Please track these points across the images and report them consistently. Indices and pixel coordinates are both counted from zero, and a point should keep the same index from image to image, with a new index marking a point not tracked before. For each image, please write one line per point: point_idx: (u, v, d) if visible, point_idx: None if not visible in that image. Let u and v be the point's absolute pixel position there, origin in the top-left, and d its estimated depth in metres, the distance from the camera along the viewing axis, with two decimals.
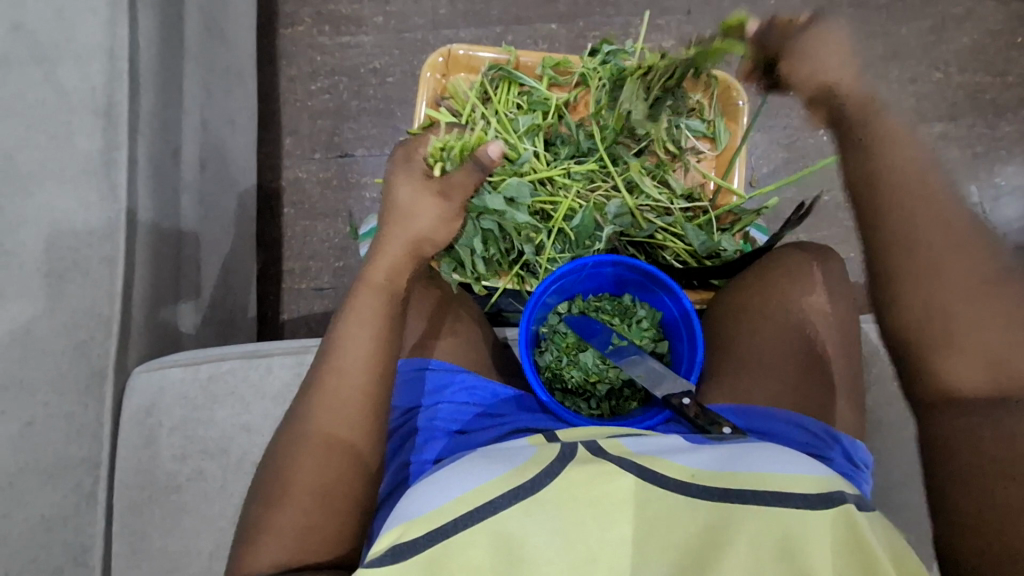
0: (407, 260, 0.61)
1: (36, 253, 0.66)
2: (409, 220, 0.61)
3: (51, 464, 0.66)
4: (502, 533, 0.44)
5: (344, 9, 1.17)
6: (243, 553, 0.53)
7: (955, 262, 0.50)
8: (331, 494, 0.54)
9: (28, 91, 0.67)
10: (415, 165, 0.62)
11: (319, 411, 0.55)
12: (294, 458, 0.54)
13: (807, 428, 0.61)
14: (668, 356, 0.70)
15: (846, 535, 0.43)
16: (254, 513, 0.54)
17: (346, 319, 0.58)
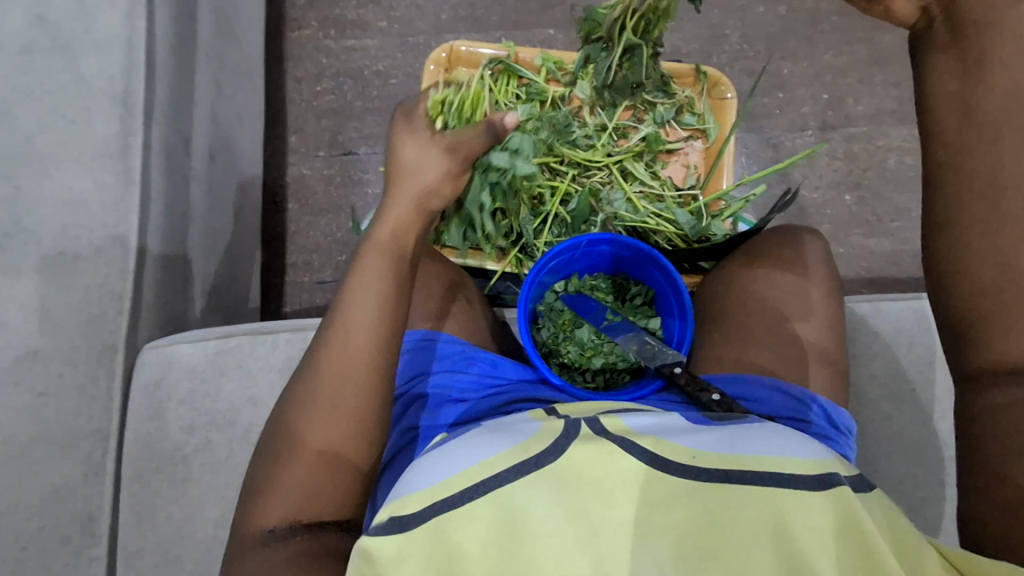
0: (414, 216, 0.63)
1: (53, 231, 0.69)
2: (416, 180, 0.63)
3: (62, 435, 0.68)
4: (506, 505, 0.42)
5: (350, 14, 1.21)
6: (252, 508, 0.54)
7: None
8: (337, 451, 0.54)
9: (50, 78, 0.71)
10: (417, 128, 0.67)
11: (327, 368, 0.55)
12: (303, 414, 0.55)
13: (791, 393, 0.63)
14: (660, 332, 0.73)
15: (844, 517, 0.42)
16: (264, 468, 0.55)
17: (354, 276, 0.58)
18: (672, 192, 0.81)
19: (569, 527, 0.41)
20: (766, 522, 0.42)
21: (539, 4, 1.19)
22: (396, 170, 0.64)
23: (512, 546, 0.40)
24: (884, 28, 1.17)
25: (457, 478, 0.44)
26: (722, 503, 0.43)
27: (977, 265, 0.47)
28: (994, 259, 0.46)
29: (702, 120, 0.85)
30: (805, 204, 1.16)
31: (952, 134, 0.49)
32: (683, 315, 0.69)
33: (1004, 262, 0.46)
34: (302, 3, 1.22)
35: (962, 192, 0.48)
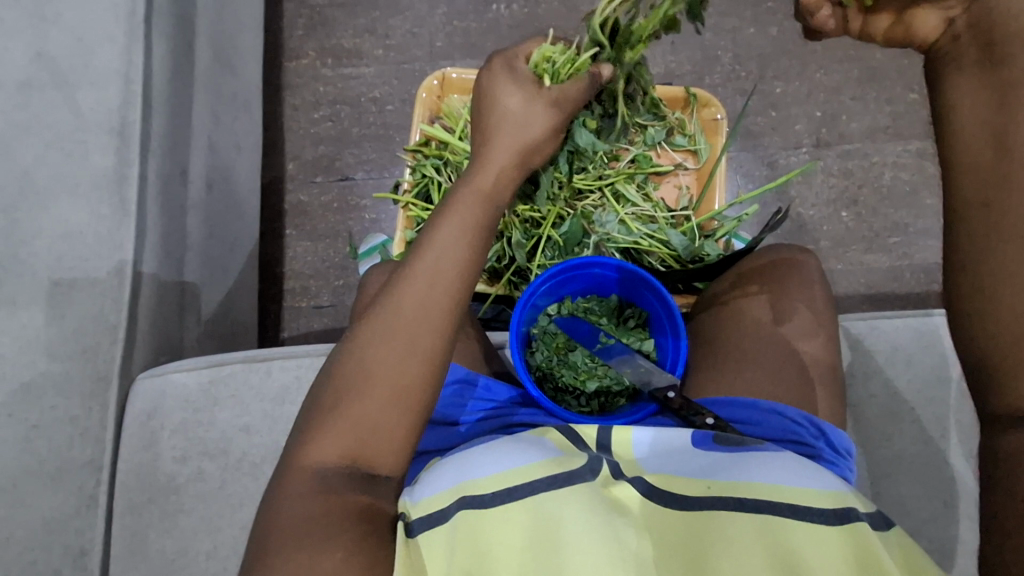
0: (512, 171, 0.58)
1: (48, 262, 0.69)
2: (521, 132, 0.58)
3: (54, 467, 0.68)
4: (539, 513, 0.47)
5: (347, 43, 1.23)
6: (307, 441, 0.50)
7: None
8: (408, 395, 0.50)
9: (49, 112, 0.72)
10: (521, 77, 0.60)
11: (408, 304, 0.51)
12: (373, 350, 0.51)
13: (791, 417, 0.62)
14: (655, 353, 0.72)
15: (856, 548, 0.44)
16: (320, 399, 0.51)
17: (446, 214, 0.54)
18: (665, 213, 0.82)
19: (598, 537, 0.45)
20: (769, 548, 0.45)
21: (532, 30, 1.21)
22: (500, 117, 0.58)
23: (544, 551, 0.44)
24: (875, 46, 1.18)
25: (488, 483, 0.48)
26: (730, 528, 0.46)
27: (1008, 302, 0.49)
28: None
29: (694, 141, 0.87)
30: (801, 221, 1.15)
31: (985, 169, 0.49)
32: (675, 329, 0.69)
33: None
34: (300, 34, 1.24)
35: (992, 239, 0.49)
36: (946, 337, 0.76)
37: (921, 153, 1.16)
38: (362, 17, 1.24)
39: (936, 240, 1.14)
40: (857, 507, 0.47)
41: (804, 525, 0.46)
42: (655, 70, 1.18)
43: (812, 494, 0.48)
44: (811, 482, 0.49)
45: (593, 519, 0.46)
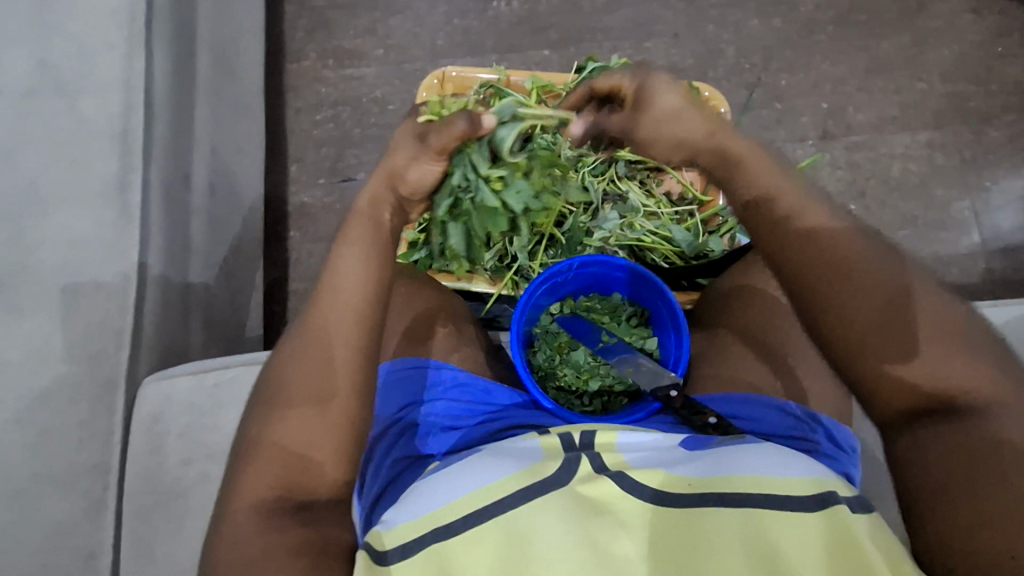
0: (388, 197, 0.57)
1: (53, 268, 0.70)
2: (387, 159, 0.56)
3: (63, 472, 0.68)
4: (512, 530, 0.46)
5: (348, 44, 1.23)
6: (240, 478, 0.53)
7: (861, 306, 0.54)
8: (328, 414, 0.53)
9: (53, 120, 0.72)
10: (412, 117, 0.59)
11: (311, 333, 0.54)
12: (292, 373, 0.54)
13: (790, 411, 0.62)
14: (658, 352, 0.72)
15: (840, 541, 0.44)
16: (253, 427, 0.54)
17: (338, 245, 0.56)
18: (667, 210, 0.82)
19: (575, 551, 0.45)
20: (755, 544, 0.45)
21: (533, 27, 1.21)
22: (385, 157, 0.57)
23: (516, 570, 0.45)
24: (881, 36, 1.18)
25: (458, 506, 0.48)
26: (717, 525, 0.46)
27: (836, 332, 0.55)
28: (857, 332, 0.54)
29: None
30: None
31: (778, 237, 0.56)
32: (676, 325, 0.69)
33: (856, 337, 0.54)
34: (302, 36, 1.24)
35: (824, 293, 0.55)
36: None
37: (931, 144, 1.16)
38: (363, 18, 1.24)
39: (945, 230, 1.13)
40: (837, 489, 0.47)
41: (785, 518, 0.46)
42: (659, 65, 1.17)
43: (795, 482, 0.47)
44: (794, 471, 0.48)
45: (572, 525, 0.46)
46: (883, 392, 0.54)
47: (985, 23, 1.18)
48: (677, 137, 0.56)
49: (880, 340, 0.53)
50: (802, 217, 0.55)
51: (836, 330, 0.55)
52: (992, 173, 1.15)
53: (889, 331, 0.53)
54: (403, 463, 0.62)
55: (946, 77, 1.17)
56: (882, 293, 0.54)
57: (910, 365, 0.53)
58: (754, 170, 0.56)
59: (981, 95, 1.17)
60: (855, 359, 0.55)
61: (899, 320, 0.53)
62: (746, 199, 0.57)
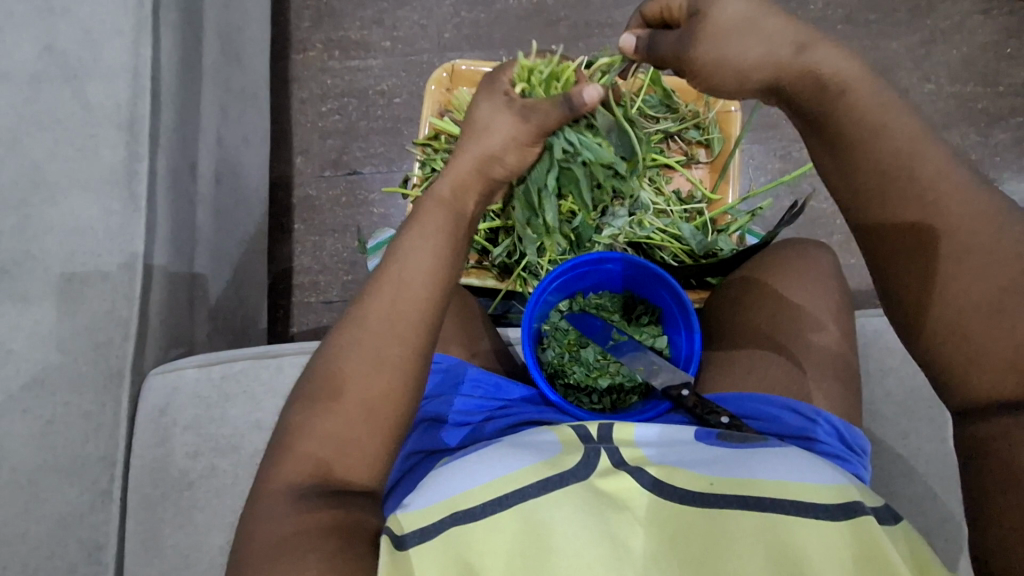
0: (476, 180, 0.63)
1: (59, 257, 0.69)
2: (483, 141, 0.63)
3: (69, 463, 0.68)
4: (532, 521, 0.46)
5: (354, 35, 1.22)
6: (275, 464, 0.50)
7: (944, 266, 0.47)
8: (377, 408, 0.51)
9: (60, 107, 0.72)
10: (497, 90, 0.65)
11: (376, 315, 0.54)
12: (347, 360, 0.52)
13: (800, 411, 0.62)
14: (667, 350, 0.72)
15: (858, 542, 0.43)
16: (292, 416, 0.52)
17: (413, 228, 0.58)
18: (676, 207, 0.82)
19: (593, 542, 0.45)
20: (773, 548, 0.44)
21: (542, 21, 1.20)
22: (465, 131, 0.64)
23: (536, 563, 0.44)
24: (890, 36, 1.17)
25: (478, 495, 0.48)
26: (732, 526, 0.45)
27: (905, 289, 0.49)
28: (931, 296, 0.48)
29: (706, 132, 0.85)
30: (815, 214, 1.14)
31: (867, 175, 0.49)
32: (689, 325, 0.68)
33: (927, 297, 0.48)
34: (307, 26, 1.23)
35: (902, 247, 0.49)
36: None
37: None
38: (370, 9, 1.23)
39: None
40: (861, 499, 0.46)
41: (807, 524, 0.45)
42: None
43: (819, 490, 0.47)
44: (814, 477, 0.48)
45: (590, 518, 0.46)
46: (970, 373, 0.46)
47: (995, 24, 1.18)
48: (750, 51, 0.50)
49: (981, 315, 0.45)
50: (917, 163, 0.48)
51: (925, 295, 0.48)
52: (999, 174, 1.15)
53: (992, 309, 0.45)
54: (412, 459, 0.61)
55: (954, 79, 1.17)
56: (995, 266, 0.45)
57: (994, 345, 0.45)
58: (862, 105, 0.49)
59: (990, 97, 1.17)
60: (938, 329, 0.47)
61: (1012, 296, 0.44)
62: (845, 132, 0.50)
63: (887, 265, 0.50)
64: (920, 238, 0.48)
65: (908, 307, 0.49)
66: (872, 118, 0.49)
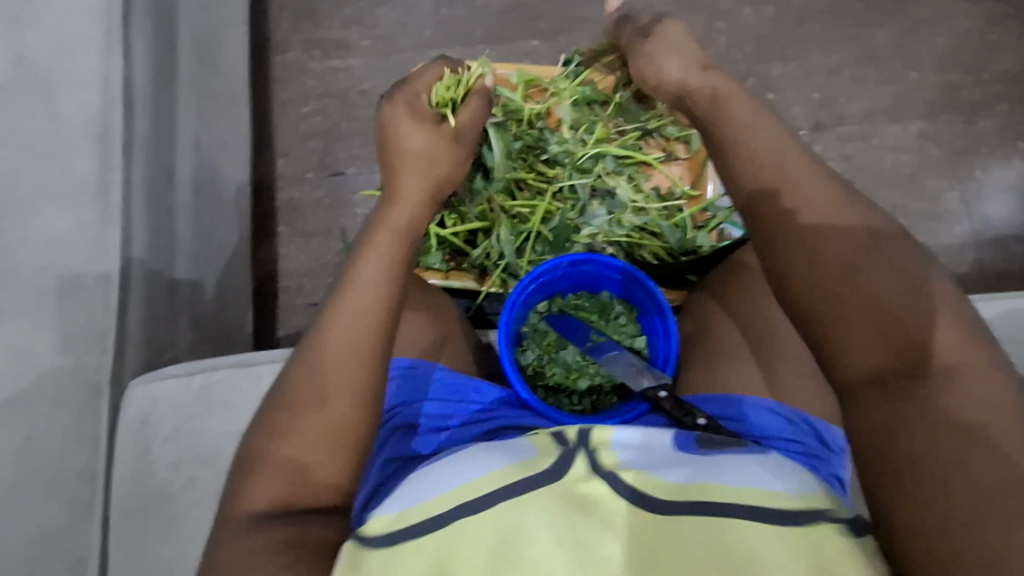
0: (428, 203, 0.61)
1: (33, 270, 0.68)
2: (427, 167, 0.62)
3: (48, 478, 0.68)
4: (501, 525, 0.46)
5: (334, 35, 1.21)
6: (238, 495, 0.52)
7: (824, 251, 0.52)
8: (338, 435, 0.52)
9: (29, 119, 0.70)
10: (420, 111, 0.64)
11: (331, 346, 0.54)
12: (301, 391, 0.53)
13: (778, 412, 0.62)
14: (646, 351, 0.72)
15: (813, 549, 0.45)
16: (255, 445, 0.53)
17: (365, 257, 0.57)
18: (654, 204, 0.81)
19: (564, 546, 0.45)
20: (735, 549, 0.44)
21: (523, 17, 1.19)
22: (402, 154, 0.62)
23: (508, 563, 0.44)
24: (873, 24, 1.17)
25: (448, 498, 0.48)
26: (696, 530, 0.46)
27: (804, 279, 0.52)
28: (816, 287, 0.52)
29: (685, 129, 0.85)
30: None
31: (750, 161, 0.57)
32: (659, 309, 0.69)
33: (819, 286, 0.51)
34: (286, 26, 1.22)
35: (785, 242, 0.53)
36: None
37: (922, 134, 1.15)
38: (349, 8, 1.21)
39: (935, 222, 1.14)
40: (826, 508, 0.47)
41: (768, 530, 0.45)
42: None
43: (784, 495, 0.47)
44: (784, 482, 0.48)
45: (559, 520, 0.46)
46: (842, 342, 0.51)
47: (977, 10, 1.17)
48: (674, 54, 0.67)
49: (843, 285, 0.51)
50: (782, 159, 0.56)
51: (805, 283, 0.52)
52: (982, 162, 1.15)
53: (850, 277, 0.51)
54: (392, 465, 0.61)
55: (937, 67, 1.16)
56: (853, 249, 0.52)
57: (862, 322, 0.50)
58: (739, 121, 0.59)
59: (972, 84, 1.16)
60: (817, 305, 0.51)
61: (860, 260, 0.51)
62: (728, 140, 0.59)
63: (765, 254, 0.55)
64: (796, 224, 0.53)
65: (784, 285, 0.54)
66: (742, 124, 0.59)
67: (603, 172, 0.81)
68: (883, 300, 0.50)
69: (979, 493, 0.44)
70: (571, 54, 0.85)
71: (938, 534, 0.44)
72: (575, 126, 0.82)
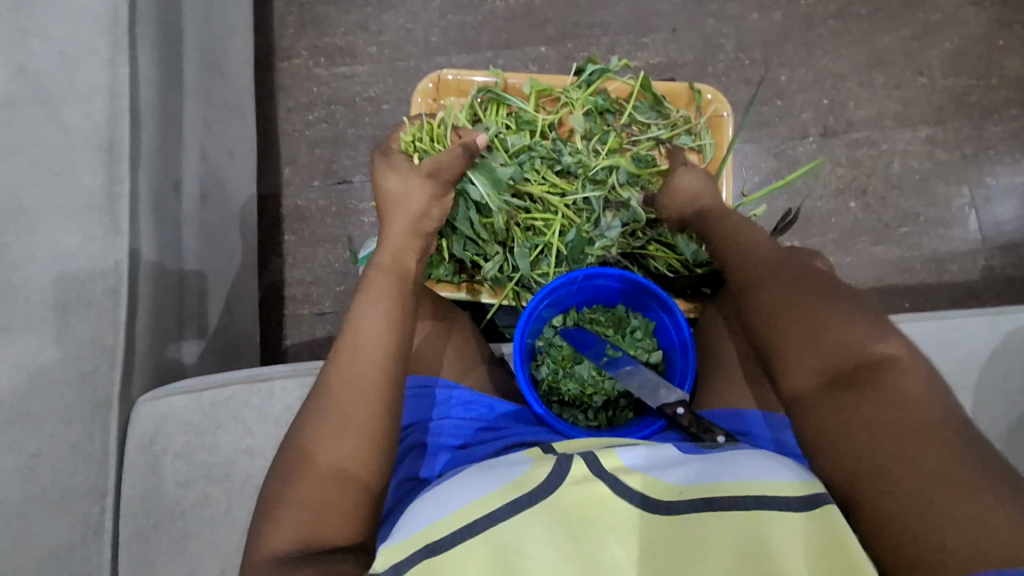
0: (411, 242, 0.64)
1: (42, 286, 0.68)
2: (404, 206, 0.64)
3: (58, 496, 0.67)
4: (500, 545, 0.46)
5: (340, 41, 1.20)
6: (258, 537, 0.49)
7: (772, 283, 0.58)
8: (350, 468, 0.51)
9: (37, 132, 0.70)
10: (397, 161, 0.68)
11: (335, 387, 0.54)
12: (314, 430, 0.52)
13: (795, 428, 0.61)
14: (661, 366, 0.72)
15: (815, 538, 0.45)
16: (272, 486, 0.52)
17: (361, 299, 0.58)
18: (669, 217, 0.79)
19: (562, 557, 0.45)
20: (753, 545, 0.45)
21: (530, 22, 1.18)
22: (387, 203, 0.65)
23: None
24: (883, 29, 1.16)
25: (457, 517, 0.47)
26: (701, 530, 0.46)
27: (754, 302, 0.59)
28: (766, 308, 0.58)
29: (699, 137, 0.83)
30: (810, 213, 1.12)
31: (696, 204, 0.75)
32: (665, 306, 0.70)
33: (767, 308, 0.58)
34: (291, 33, 1.21)
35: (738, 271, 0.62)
36: (961, 338, 0.78)
37: (932, 140, 1.15)
38: (354, 14, 1.20)
39: (946, 228, 1.13)
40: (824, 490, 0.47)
41: (777, 521, 0.45)
42: (657, 61, 1.16)
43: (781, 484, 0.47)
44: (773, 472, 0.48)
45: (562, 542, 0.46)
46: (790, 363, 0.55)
47: (986, 15, 1.16)
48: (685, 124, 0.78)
49: (791, 317, 0.56)
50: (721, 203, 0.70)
51: (756, 307, 0.58)
52: (993, 167, 1.15)
53: (795, 310, 0.56)
54: (404, 486, 0.61)
55: (947, 72, 1.16)
56: (800, 280, 0.58)
57: (804, 344, 0.55)
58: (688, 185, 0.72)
59: (982, 89, 1.15)
60: (764, 331, 0.57)
61: (811, 297, 0.56)
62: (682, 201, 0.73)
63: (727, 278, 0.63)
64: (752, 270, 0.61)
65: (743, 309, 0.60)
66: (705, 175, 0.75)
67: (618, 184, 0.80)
68: (832, 328, 0.54)
69: (918, 496, 0.45)
70: (584, 63, 0.84)
71: (885, 528, 0.46)
72: (587, 137, 0.80)
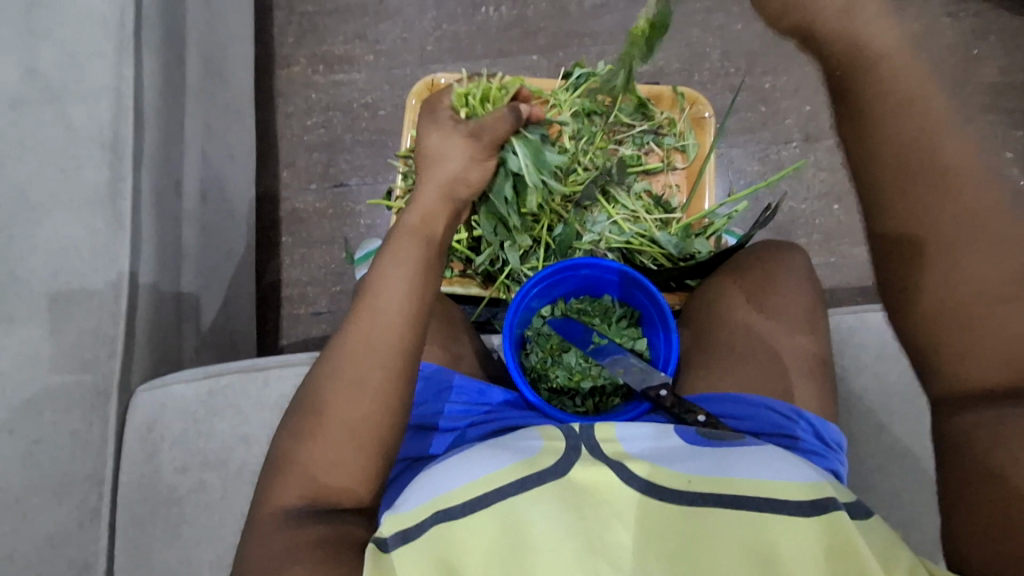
0: (441, 206, 0.61)
1: (44, 277, 0.70)
2: (439, 169, 0.61)
3: (56, 482, 0.68)
4: (507, 522, 0.47)
5: (337, 50, 1.24)
6: (268, 489, 0.53)
7: (966, 260, 0.48)
8: (360, 433, 0.52)
9: (42, 130, 0.72)
10: (439, 117, 0.64)
11: (354, 349, 0.54)
12: (329, 390, 0.53)
13: (777, 409, 0.63)
14: (647, 353, 0.73)
15: (830, 538, 0.45)
16: (286, 440, 0.54)
17: (385, 261, 0.57)
18: (654, 215, 0.83)
19: (569, 535, 0.46)
20: (764, 545, 0.45)
21: (522, 32, 1.22)
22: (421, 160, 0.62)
23: (514, 563, 0.45)
24: None
25: (457, 495, 0.48)
26: (713, 524, 0.46)
27: (922, 287, 0.49)
28: (944, 296, 0.48)
29: (681, 138, 0.88)
30: (794, 214, 1.16)
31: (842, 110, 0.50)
32: (666, 327, 0.70)
33: (953, 297, 0.48)
34: (290, 42, 1.25)
35: (910, 246, 0.49)
36: None
37: None
38: (352, 24, 1.24)
39: None
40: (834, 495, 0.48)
41: (785, 521, 0.46)
42: (644, 69, 1.19)
43: (791, 486, 0.48)
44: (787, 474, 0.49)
45: (567, 518, 0.47)
46: (960, 359, 0.48)
47: (960, 25, 1.21)
48: None
49: (979, 310, 0.47)
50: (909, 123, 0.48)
51: (931, 296, 0.49)
52: None
53: (991, 305, 0.47)
54: (399, 466, 0.63)
55: None
56: (993, 256, 0.47)
57: (992, 339, 0.46)
58: (898, 75, 0.47)
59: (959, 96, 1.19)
60: (940, 318, 0.48)
61: (1009, 294, 0.46)
62: (874, 108, 0.48)
63: (885, 247, 0.51)
64: (935, 235, 0.48)
65: (906, 294, 0.50)
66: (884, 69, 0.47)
67: (604, 180, 0.82)
68: (1021, 335, 0.45)
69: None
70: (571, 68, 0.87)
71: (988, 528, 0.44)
72: (576, 137, 0.82)
